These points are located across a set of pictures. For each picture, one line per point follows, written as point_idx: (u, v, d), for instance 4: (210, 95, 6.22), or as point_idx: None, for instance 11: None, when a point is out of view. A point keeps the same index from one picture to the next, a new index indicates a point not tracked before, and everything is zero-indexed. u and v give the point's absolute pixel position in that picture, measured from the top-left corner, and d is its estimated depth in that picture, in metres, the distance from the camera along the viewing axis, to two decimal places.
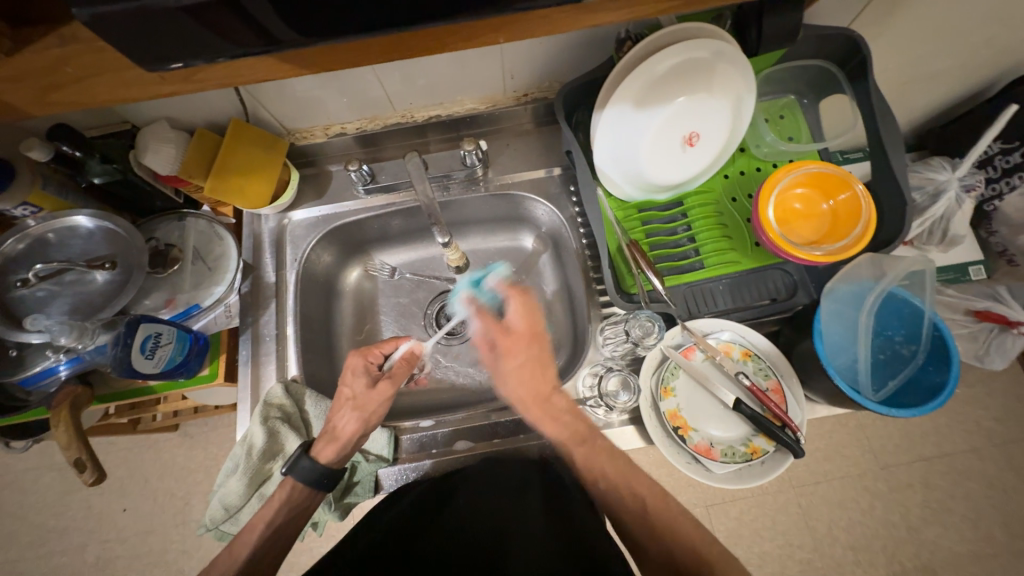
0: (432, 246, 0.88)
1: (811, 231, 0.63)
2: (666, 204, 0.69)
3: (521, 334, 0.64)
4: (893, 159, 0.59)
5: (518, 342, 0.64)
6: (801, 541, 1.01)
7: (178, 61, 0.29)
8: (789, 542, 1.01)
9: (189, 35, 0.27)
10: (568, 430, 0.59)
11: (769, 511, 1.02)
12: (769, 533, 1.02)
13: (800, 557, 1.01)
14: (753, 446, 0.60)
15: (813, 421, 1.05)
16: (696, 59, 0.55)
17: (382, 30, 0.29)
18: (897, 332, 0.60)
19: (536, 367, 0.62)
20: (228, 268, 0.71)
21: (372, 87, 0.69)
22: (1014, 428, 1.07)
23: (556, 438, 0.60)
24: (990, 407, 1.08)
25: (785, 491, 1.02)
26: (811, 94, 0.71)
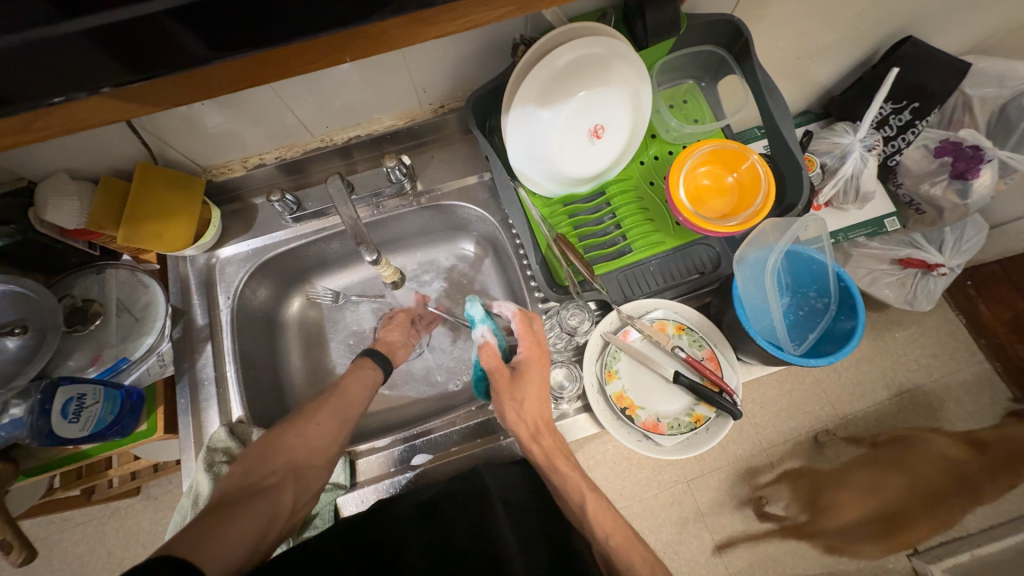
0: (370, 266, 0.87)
1: (722, 205, 0.66)
2: (589, 196, 0.71)
3: (534, 358, 0.63)
4: (784, 130, 0.64)
5: (536, 363, 0.63)
6: (778, 499, 1.05)
7: (59, 95, 0.27)
8: (768, 503, 1.05)
9: (63, 67, 0.26)
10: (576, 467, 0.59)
11: (745, 475, 1.06)
12: (748, 497, 1.05)
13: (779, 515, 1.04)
14: (696, 415, 0.62)
15: (773, 383, 1.10)
16: (591, 56, 0.58)
17: (250, 49, 0.28)
18: (810, 288, 0.65)
19: (548, 393, 0.62)
20: (156, 316, 0.68)
21: (284, 115, 0.68)
22: (950, 361, 1.16)
23: (565, 477, 0.59)
24: (927, 345, 1.16)
25: (757, 454, 1.07)
26: (708, 77, 0.75)
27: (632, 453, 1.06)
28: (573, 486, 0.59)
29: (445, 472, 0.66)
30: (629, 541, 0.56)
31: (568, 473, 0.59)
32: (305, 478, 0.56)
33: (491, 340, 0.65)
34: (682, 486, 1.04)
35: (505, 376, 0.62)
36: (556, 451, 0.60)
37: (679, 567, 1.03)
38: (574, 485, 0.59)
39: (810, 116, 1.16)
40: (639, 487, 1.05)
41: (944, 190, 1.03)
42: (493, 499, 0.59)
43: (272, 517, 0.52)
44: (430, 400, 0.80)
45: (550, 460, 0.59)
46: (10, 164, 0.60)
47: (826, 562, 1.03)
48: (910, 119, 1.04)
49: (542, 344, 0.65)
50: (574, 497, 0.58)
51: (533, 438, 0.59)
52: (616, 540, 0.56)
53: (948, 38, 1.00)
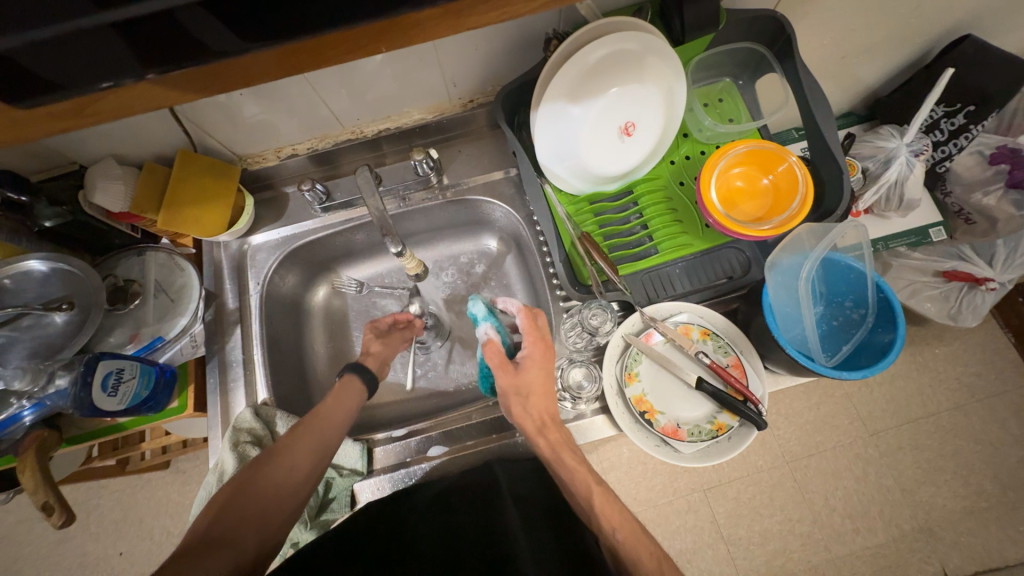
0: (393, 258, 0.88)
1: (755, 209, 0.64)
2: (616, 195, 0.70)
3: (536, 353, 0.64)
4: (826, 131, 0.61)
5: (537, 359, 0.63)
6: (800, 515, 1.01)
7: (107, 81, 0.28)
8: (790, 519, 1.01)
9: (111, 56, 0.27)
10: (582, 462, 0.58)
11: (766, 488, 1.03)
12: (768, 511, 1.02)
13: (800, 531, 1.01)
14: (718, 423, 0.60)
15: (801, 395, 1.07)
16: (626, 51, 0.57)
17: (285, 38, 0.28)
18: (846, 298, 0.62)
19: (553, 386, 0.62)
20: (190, 298, 0.71)
21: (318, 106, 0.70)
22: (995, 381, 1.10)
23: (572, 473, 0.58)
24: (970, 363, 1.11)
25: (780, 467, 1.03)
26: (745, 75, 0.72)
27: (649, 458, 1.05)
28: (580, 481, 0.57)
29: (460, 466, 0.66)
30: (637, 536, 0.54)
31: (574, 468, 0.58)
32: (278, 514, 0.54)
33: (493, 338, 0.66)
34: (699, 494, 1.02)
35: (509, 373, 0.62)
36: (563, 446, 0.59)
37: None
38: (580, 479, 0.58)
39: (853, 118, 1.10)
40: (655, 492, 1.03)
41: (998, 200, 0.98)
42: (505, 498, 0.59)
43: (237, 566, 0.49)
44: (448, 394, 0.80)
45: (557, 454, 0.58)
46: (63, 148, 0.63)
47: None
48: (964, 124, 0.97)
49: (546, 339, 0.66)
50: (581, 492, 0.57)
51: (538, 431, 0.59)
52: (622, 533, 0.54)
53: (1011, 38, 0.94)
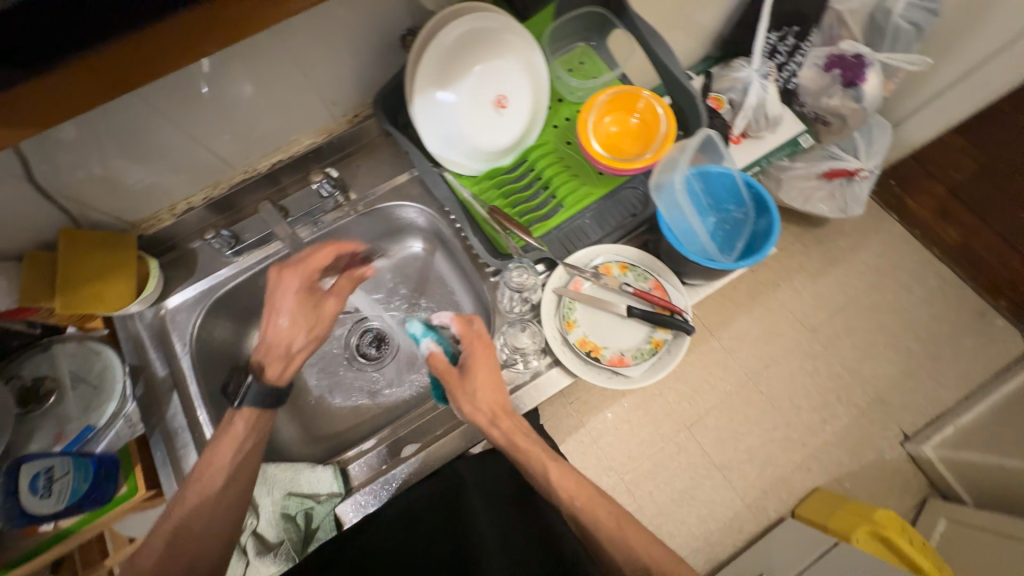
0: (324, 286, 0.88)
1: (634, 145, 0.70)
2: (514, 166, 0.75)
3: (479, 353, 0.64)
4: (670, 64, 0.69)
5: (480, 357, 0.63)
6: (775, 424, 1.22)
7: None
8: (766, 429, 1.22)
9: None
10: (537, 446, 0.60)
11: (740, 408, 1.23)
12: (750, 428, 1.22)
13: (779, 437, 1.22)
14: (655, 340, 0.66)
15: (753, 320, 1.31)
16: (482, 29, 0.63)
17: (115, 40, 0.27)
18: (729, 203, 0.70)
19: (500, 380, 0.63)
20: (114, 379, 0.68)
21: (199, 152, 0.69)
22: (890, 260, 1.35)
23: (528, 458, 0.59)
24: (870, 251, 1.36)
25: (747, 386, 1.25)
26: (596, 36, 0.79)
27: (651, 411, 1.23)
28: (536, 461, 0.60)
29: (439, 457, 0.65)
30: (593, 500, 0.58)
31: (530, 450, 0.60)
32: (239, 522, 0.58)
33: (437, 349, 0.65)
34: (685, 433, 1.21)
35: (455, 377, 0.62)
36: (517, 432, 0.60)
37: (699, 510, 1.17)
38: (537, 460, 0.60)
39: (711, 61, 1.24)
40: (648, 440, 1.21)
41: (840, 99, 1.13)
42: (472, 493, 0.63)
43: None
44: (413, 399, 0.81)
45: (512, 441, 0.60)
46: None
47: (831, 471, 1.20)
48: (796, 43, 1.11)
49: (484, 338, 0.66)
50: (539, 472, 0.59)
51: (490, 423, 0.61)
52: (579, 500, 0.58)
53: None
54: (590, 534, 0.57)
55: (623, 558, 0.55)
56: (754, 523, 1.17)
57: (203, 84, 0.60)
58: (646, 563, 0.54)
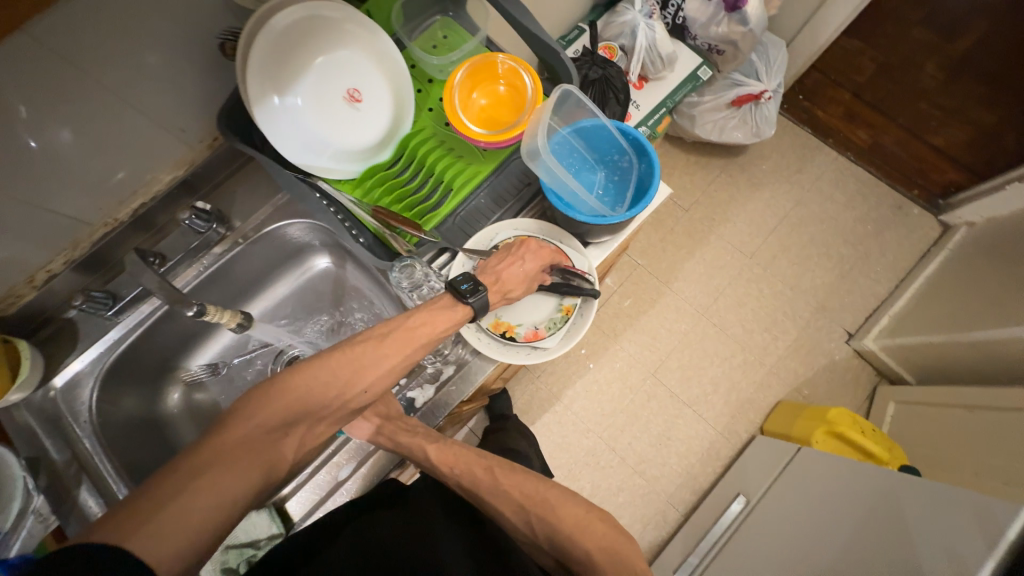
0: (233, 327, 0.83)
1: (508, 112, 0.67)
2: (393, 160, 0.70)
3: None
4: (525, 20, 0.65)
5: None
6: (732, 350, 1.27)
7: None
8: (724, 358, 1.27)
9: None
10: (418, 436, 0.62)
11: (697, 344, 1.28)
12: (714, 358, 1.27)
13: (739, 361, 1.27)
14: (565, 307, 0.66)
15: (700, 257, 1.33)
16: (321, 19, 0.59)
17: None
18: (613, 153, 0.69)
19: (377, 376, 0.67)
20: (9, 477, 0.61)
21: (37, 214, 0.62)
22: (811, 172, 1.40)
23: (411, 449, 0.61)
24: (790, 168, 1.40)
25: (700, 322, 1.29)
26: (454, 5, 0.73)
27: (615, 367, 1.25)
28: (418, 448, 0.61)
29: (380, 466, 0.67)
30: (469, 464, 0.62)
31: (411, 440, 0.62)
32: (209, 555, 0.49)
33: None
34: (651, 380, 1.24)
35: None
36: (397, 431, 0.62)
37: (678, 449, 1.21)
38: (418, 446, 0.62)
39: (599, 10, 1.20)
40: (616, 396, 1.23)
41: (728, 26, 1.12)
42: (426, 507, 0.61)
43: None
44: None
45: (395, 437, 0.62)
46: None
47: (790, 383, 1.26)
48: None
49: None
50: (422, 457, 0.61)
51: (377, 431, 0.63)
52: (458, 468, 0.61)
53: None
54: (471, 492, 0.60)
55: (499, 500, 0.59)
56: (729, 448, 1.22)
57: (28, 138, 0.54)
58: (519, 501, 0.58)
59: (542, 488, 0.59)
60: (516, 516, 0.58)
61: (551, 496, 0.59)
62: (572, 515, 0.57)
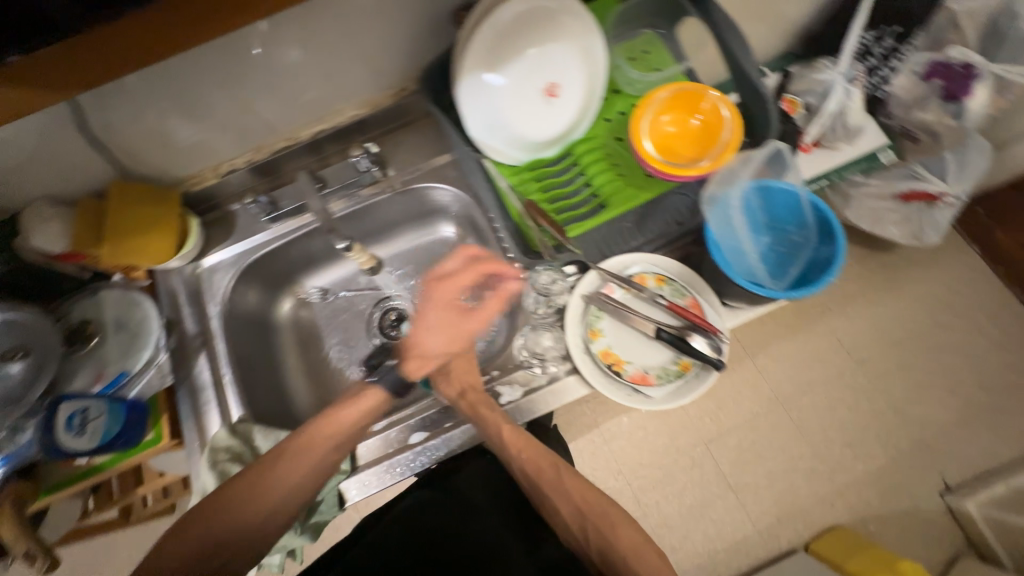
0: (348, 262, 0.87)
1: (691, 148, 0.64)
2: (556, 159, 0.71)
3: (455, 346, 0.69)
4: (744, 66, 0.64)
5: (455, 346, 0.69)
6: (801, 452, 1.10)
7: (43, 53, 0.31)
8: (791, 458, 1.11)
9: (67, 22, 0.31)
10: (497, 416, 0.63)
11: (765, 432, 1.12)
12: (768, 453, 1.11)
13: (805, 466, 1.10)
14: (683, 363, 0.61)
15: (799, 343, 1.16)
16: (541, 9, 0.59)
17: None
18: (788, 223, 0.63)
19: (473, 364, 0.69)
20: (151, 328, 0.71)
21: (244, 115, 0.69)
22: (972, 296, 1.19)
23: (486, 424, 0.62)
24: (943, 279, 1.20)
25: (776, 411, 1.13)
26: (666, 22, 0.72)
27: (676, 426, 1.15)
28: (495, 425, 0.62)
29: (447, 447, 0.65)
30: (538, 456, 0.64)
31: (489, 416, 0.63)
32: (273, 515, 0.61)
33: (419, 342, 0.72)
34: (701, 449, 1.12)
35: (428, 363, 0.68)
36: (480, 405, 0.64)
37: (707, 527, 1.10)
38: (495, 425, 0.63)
39: (790, 58, 1.10)
40: (660, 452, 1.13)
41: (937, 114, 0.96)
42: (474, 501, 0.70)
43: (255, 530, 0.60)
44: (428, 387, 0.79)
45: (476, 410, 0.63)
46: None
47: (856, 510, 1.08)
48: (895, 45, 0.96)
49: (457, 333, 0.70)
50: (495, 435, 0.62)
51: (461, 394, 0.65)
52: (527, 455, 0.63)
53: None
54: (533, 481, 0.64)
55: (558, 498, 0.64)
56: (764, 550, 1.08)
57: (255, 45, 0.60)
58: (578, 504, 0.63)
59: (601, 500, 0.64)
60: (571, 516, 0.63)
61: (608, 512, 0.63)
62: (628, 538, 0.62)
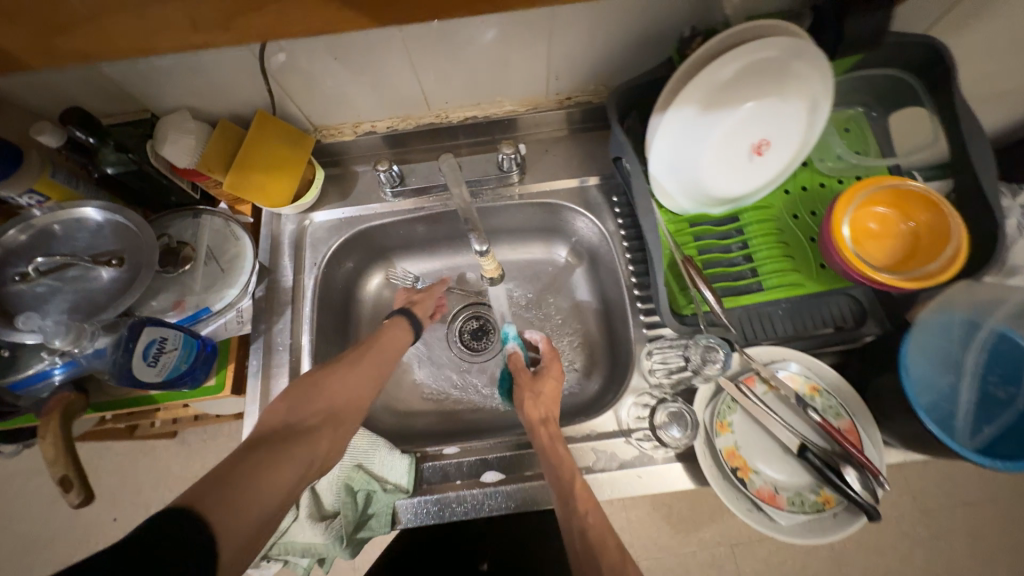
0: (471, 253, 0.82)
1: (887, 255, 0.56)
2: (720, 219, 0.64)
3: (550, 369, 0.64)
4: (985, 182, 0.53)
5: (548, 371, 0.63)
6: None
7: None
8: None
9: None
10: (568, 457, 0.54)
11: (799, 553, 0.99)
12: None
13: None
14: (824, 495, 0.52)
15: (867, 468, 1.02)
16: (764, 61, 0.50)
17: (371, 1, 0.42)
18: (990, 370, 0.52)
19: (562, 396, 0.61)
20: (243, 270, 0.66)
21: (407, 82, 0.64)
22: None
23: (557, 461, 0.53)
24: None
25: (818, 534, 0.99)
26: (880, 107, 0.66)
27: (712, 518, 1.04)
28: (566, 466, 0.53)
29: (518, 500, 0.57)
30: (604, 525, 0.50)
31: (564, 455, 0.54)
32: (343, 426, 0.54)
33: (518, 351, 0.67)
34: (726, 549, 0.99)
35: (524, 375, 0.63)
36: (556, 441, 0.55)
37: None
38: (567, 467, 0.53)
39: None
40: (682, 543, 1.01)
41: None
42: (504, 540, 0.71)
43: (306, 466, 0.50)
44: (498, 414, 0.72)
45: (553, 445, 0.55)
46: (138, 93, 0.60)
47: None
48: None
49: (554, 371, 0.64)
50: (564, 475, 0.52)
51: (540, 422, 0.57)
52: (594, 520, 0.50)
53: None
54: (586, 555, 0.48)
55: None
56: None
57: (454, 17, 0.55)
58: None
59: None
60: None
61: None
62: None
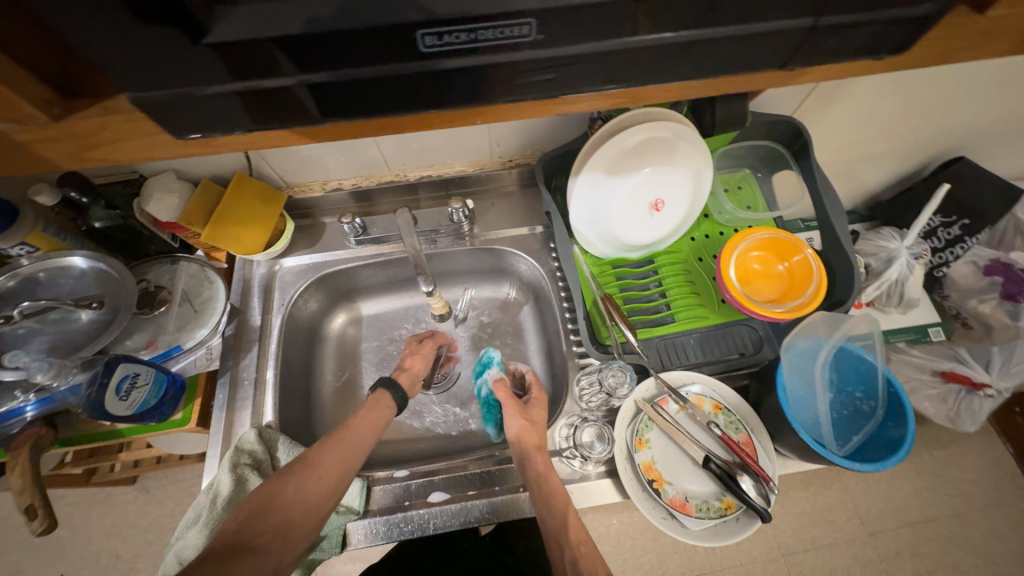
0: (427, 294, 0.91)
1: (769, 291, 0.68)
2: (638, 262, 0.75)
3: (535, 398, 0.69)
4: (839, 231, 0.66)
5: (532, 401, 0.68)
6: None
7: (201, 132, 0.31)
8: None
9: (230, 116, 0.31)
10: (558, 487, 0.58)
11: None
12: None
13: None
14: (726, 501, 0.59)
15: (813, 492, 1.08)
16: (657, 138, 0.62)
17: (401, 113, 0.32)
18: (856, 388, 0.63)
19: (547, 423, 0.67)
20: (214, 310, 0.73)
21: (370, 148, 0.75)
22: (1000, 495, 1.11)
23: (547, 488, 0.58)
24: (967, 470, 1.12)
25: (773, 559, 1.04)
26: (765, 169, 0.80)
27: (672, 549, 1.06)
28: (558, 496, 0.57)
29: (461, 519, 0.62)
30: (596, 558, 0.54)
31: (555, 486, 0.58)
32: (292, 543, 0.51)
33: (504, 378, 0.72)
34: None
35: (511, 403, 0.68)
36: (548, 469, 0.60)
37: None
38: (559, 499, 0.57)
39: (856, 217, 1.11)
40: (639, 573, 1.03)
41: (993, 309, 0.92)
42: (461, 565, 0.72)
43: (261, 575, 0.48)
44: (450, 440, 0.78)
45: (542, 473, 0.59)
46: None
47: None
48: (960, 236, 0.97)
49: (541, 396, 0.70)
50: (558, 505, 0.56)
51: (535, 448, 0.62)
52: (586, 552, 0.54)
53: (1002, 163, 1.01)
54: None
55: None
56: None
57: None
58: None
59: None
60: None
61: None
62: None
